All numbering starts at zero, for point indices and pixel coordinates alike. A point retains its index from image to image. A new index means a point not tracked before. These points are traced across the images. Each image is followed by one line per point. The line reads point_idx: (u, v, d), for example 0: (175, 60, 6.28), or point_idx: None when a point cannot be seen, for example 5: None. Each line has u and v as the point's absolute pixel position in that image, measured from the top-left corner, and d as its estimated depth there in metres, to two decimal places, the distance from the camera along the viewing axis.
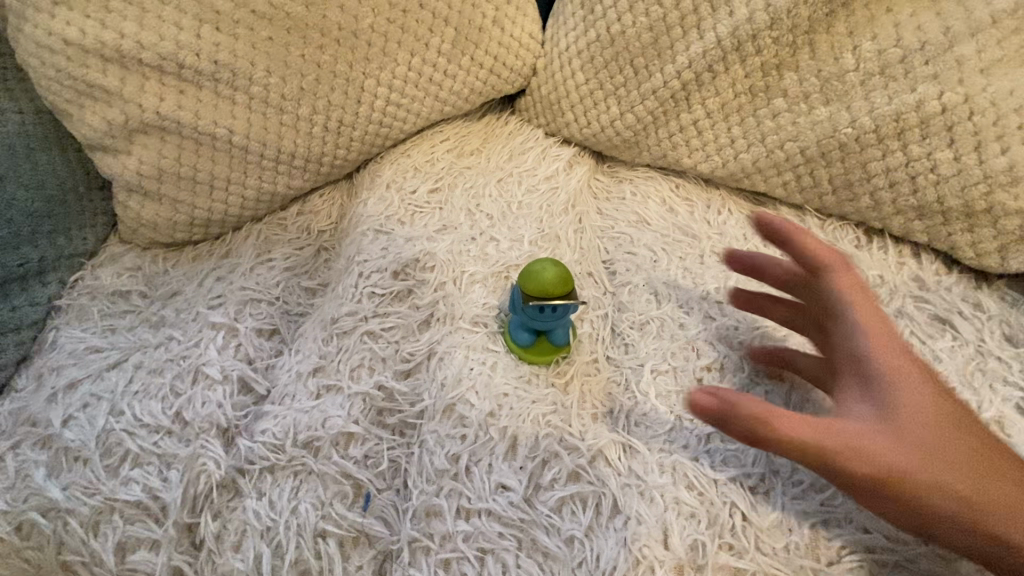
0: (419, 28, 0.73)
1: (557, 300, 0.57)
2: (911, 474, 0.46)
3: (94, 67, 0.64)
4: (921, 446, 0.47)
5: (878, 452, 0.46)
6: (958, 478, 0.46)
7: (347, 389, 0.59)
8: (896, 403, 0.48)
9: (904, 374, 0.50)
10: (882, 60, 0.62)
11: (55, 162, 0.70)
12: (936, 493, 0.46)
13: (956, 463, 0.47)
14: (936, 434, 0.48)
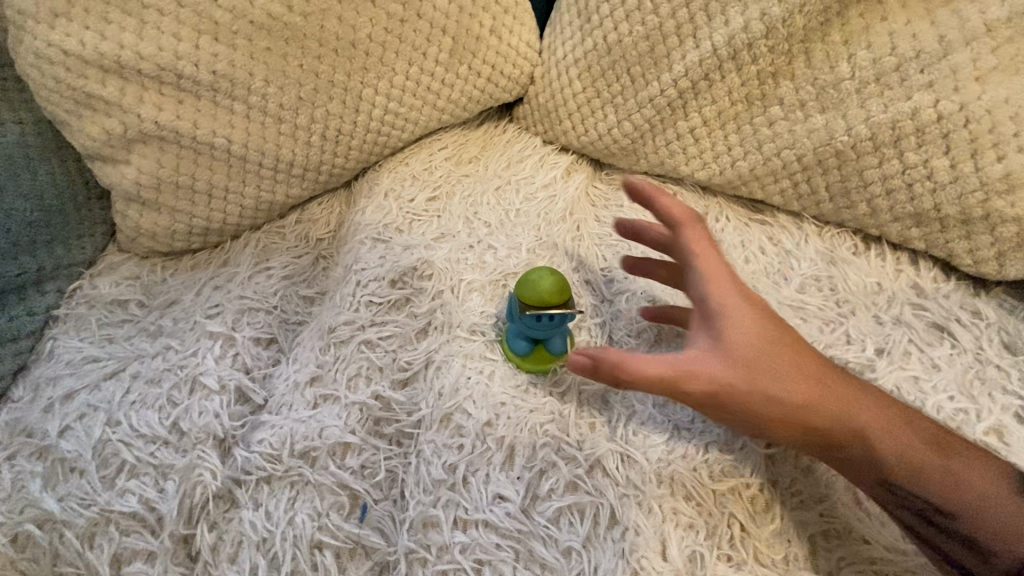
0: (416, 38, 0.74)
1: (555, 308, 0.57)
2: (742, 394, 0.49)
3: (92, 77, 0.64)
4: (753, 369, 0.49)
5: (709, 377, 0.49)
6: (790, 392, 0.50)
7: (344, 399, 0.59)
8: (728, 333, 0.50)
9: (737, 306, 0.51)
10: (878, 69, 0.62)
11: (54, 172, 0.70)
12: (767, 407, 0.49)
13: (788, 379, 0.50)
14: (767, 355, 0.50)
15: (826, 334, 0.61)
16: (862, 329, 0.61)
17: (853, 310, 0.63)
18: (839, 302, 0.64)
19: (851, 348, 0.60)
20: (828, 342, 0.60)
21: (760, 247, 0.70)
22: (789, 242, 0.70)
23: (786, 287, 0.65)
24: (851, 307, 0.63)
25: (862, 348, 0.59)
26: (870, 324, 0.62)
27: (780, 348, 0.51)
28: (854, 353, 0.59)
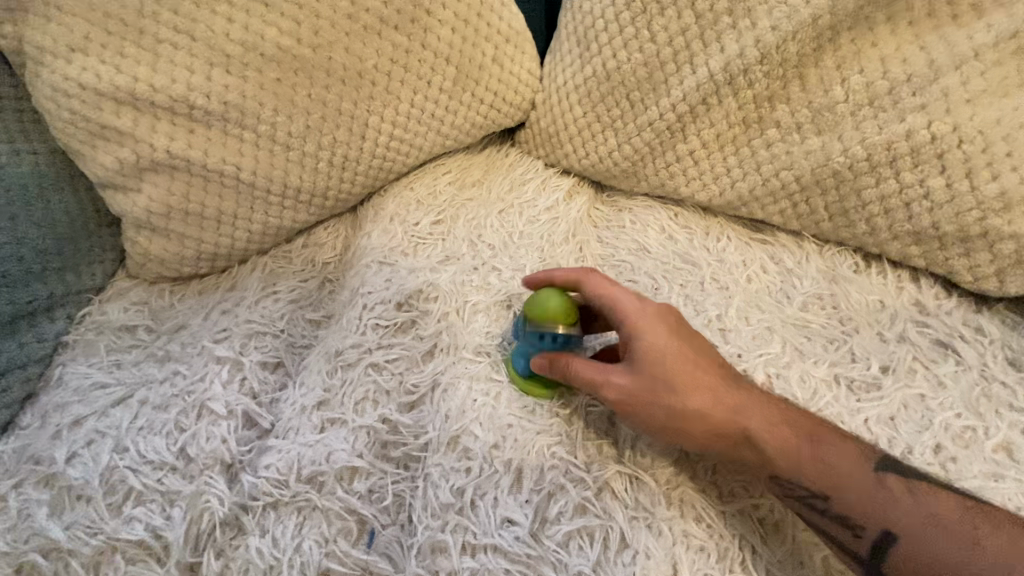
0: (421, 67, 0.76)
1: (560, 327, 0.58)
2: (646, 405, 0.53)
3: (107, 109, 0.67)
4: (656, 382, 0.53)
5: (620, 389, 0.53)
6: (691, 399, 0.52)
7: (351, 422, 0.59)
8: (640, 353, 0.54)
9: (648, 328, 0.55)
10: (871, 92, 0.64)
11: (67, 200, 0.71)
12: (669, 416, 0.52)
13: (688, 387, 0.53)
14: (672, 372, 0.53)
15: (830, 352, 0.61)
16: (866, 347, 0.61)
17: (856, 328, 0.63)
18: (842, 320, 0.64)
19: (856, 366, 0.60)
20: (833, 360, 0.61)
21: (762, 266, 0.71)
22: (790, 261, 0.71)
23: (790, 306, 0.66)
24: (855, 325, 0.64)
25: (866, 366, 0.60)
26: (874, 342, 0.62)
27: (684, 360, 0.54)
28: (858, 371, 0.59)
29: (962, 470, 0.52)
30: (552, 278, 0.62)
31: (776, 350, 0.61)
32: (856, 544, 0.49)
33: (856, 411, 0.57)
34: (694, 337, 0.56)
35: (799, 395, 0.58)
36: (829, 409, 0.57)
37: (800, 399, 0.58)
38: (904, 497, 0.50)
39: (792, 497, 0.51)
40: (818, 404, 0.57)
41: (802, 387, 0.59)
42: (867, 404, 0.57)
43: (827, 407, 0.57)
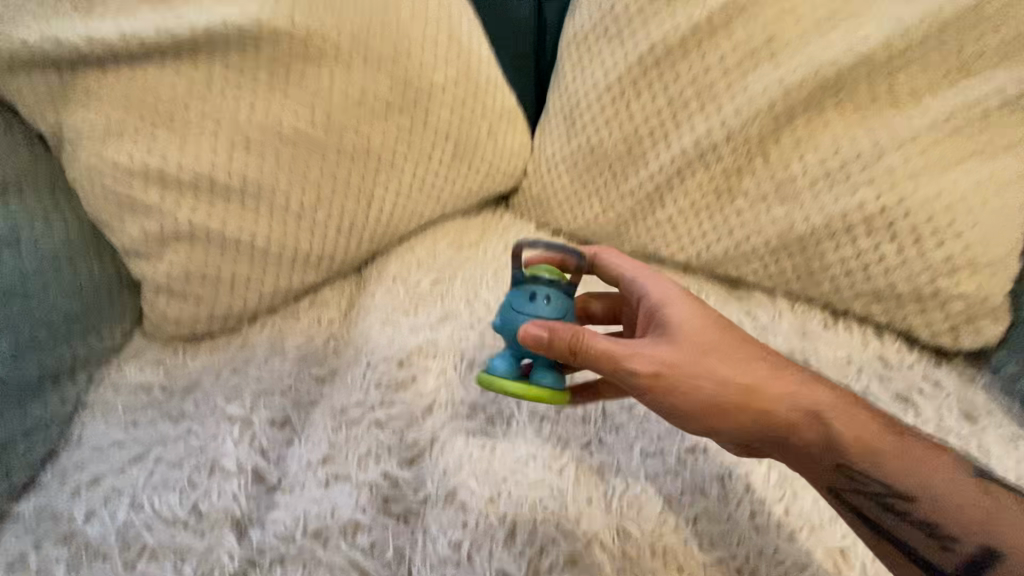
0: (423, 144, 0.84)
1: (552, 275, 0.61)
2: (691, 374, 0.55)
3: (138, 187, 0.75)
4: (702, 350, 0.56)
5: (656, 355, 0.55)
6: (736, 373, 0.56)
7: (355, 478, 0.63)
8: (674, 325, 0.57)
9: (678, 301, 0.59)
10: (825, 167, 0.71)
11: (93, 266, 0.77)
12: (719, 388, 0.55)
13: (731, 361, 0.56)
14: (711, 342, 0.57)
15: None
16: None
17: None
18: None
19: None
20: None
21: (739, 322, 0.76)
22: (764, 317, 0.76)
23: None
24: None
25: None
26: None
27: (717, 331, 0.58)
28: None
29: None
30: (567, 257, 0.65)
31: None
32: (946, 553, 0.51)
33: None
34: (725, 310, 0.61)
35: None
36: None
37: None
38: (1007, 513, 0.51)
39: (862, 498, 0.55)
40: None
41: None
42: None
43: None
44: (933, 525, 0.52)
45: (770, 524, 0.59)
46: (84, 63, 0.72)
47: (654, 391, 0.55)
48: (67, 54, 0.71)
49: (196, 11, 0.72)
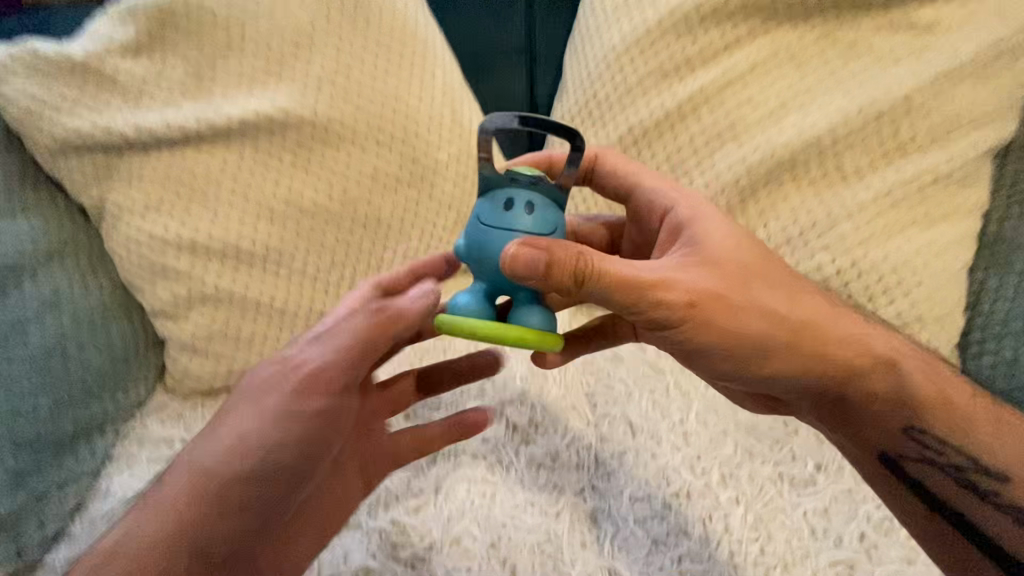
0: (429, 213, 0.90)
1: (532, 179, 0.58)
2: (731, 302, 0.59)
3: (170, 255, 0.83)
4: (742, 281, 0.60)
5: (690, 286, 0.58)
6: (775, 304, 0.61)
7: (365, 525, 0.69)
8: (720, 255, 0.61)
9: (723, 233, 0.63)
10: (787, 233, 0.80)
11: (124, 326, 0.84)
12: (759, 322, 0.60)
13: (773, 294, 0.61)
14: (754, 274, 0.61)
15: (774, 451, 0.73)
16: (804, 447, 0.74)
17: (797, 429, 0.75)
18: (786, 422, 0.76)
19: (795, 465, 0.72)
20: (777, 459, 0.73)
21: None
22: None
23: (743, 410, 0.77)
24: (795, 426, 0.75)
25: (803, 465, 0.72)
26: (810, 442, 0.74)
27: (757, 264, 0.62)
28: (797, 469, 0.72)
29: (881, 555, 0.67)
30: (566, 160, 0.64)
31: (727, 451, 0.73)
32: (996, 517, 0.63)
33: (796, 504, 0.70)
34: (752, 235, 0.65)
35: (748, 490, 0.71)
36: (774, 502, 0.70)
37: (746, 494, 0.71)
38: None
39: (922, 463, 0.65)
40: (764, 498, 0.70)
41: (750, 484, 0.71)
42: (806, 498, 0.70)
43: (772, 501, 0.70)
44: (993, 494, 0.63)
45: (747, 563, 0.67)
46: (130, 147, 0.82)
47: (689, 322, 0.58)
48: (118, 142, 0.81)
49: (233, 102, 0.83)
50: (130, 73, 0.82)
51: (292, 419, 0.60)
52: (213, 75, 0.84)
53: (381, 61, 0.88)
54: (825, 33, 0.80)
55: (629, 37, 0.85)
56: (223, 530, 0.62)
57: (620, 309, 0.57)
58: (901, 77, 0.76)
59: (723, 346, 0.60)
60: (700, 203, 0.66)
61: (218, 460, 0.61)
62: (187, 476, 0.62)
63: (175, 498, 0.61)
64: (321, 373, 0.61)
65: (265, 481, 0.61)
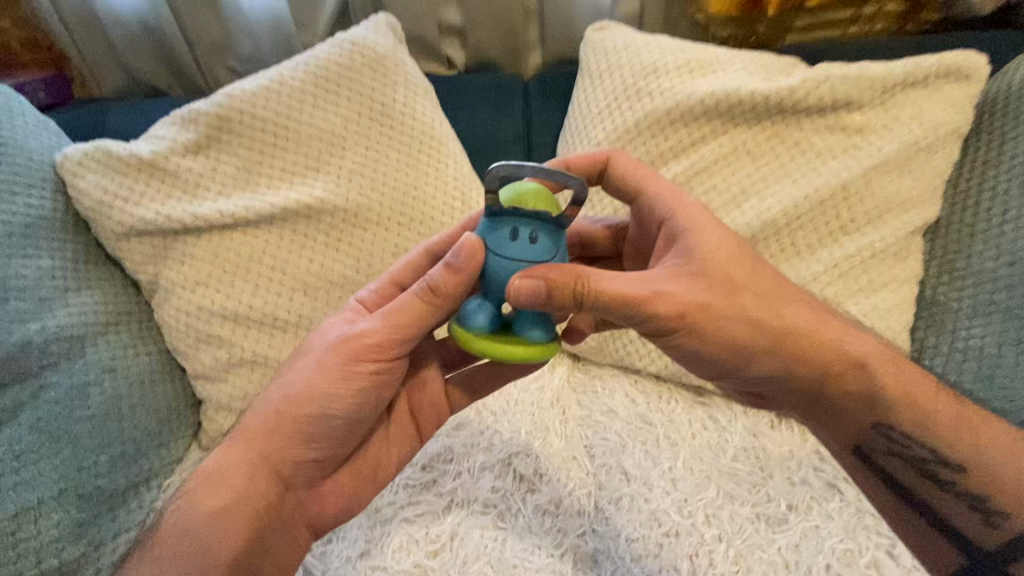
0: None
1: (533, 208, 0.60)
2: (716, 312, 0.62)
3: (214, 323, 0.94)
4: (732, 293, 0.62)
5: (680, 298, 0.61)
6: (762, 315, 0.64)
7: (391, 568, 0.77)
8: (710, 264, 0.63)
9: (714, 242, 0.65)
10: None
11: (168, 388, 0.94)
12: (746, 333, 0.63)
13: (760, 304, 0.64)
14: (743, 283, 0.63)
15: (753, 493, 0.83)
16: (779, 490, 0.83)
17: (772, 474, 0.85)
18: (761, 467, 0.86)
19: (770, 505, 0.81)
20: (754, 501, 0.82)
21: (703, 423, 0.92)
22: (723, 419, 0.92)
23: (723, 457, 0.87)
24: (770, 471, 0.85)
25: (778, 505, 0.81)
26: (785, 485, 0.83)
27: (746, 272, 0.64)
28: (772, 508, 0.81)
29: None
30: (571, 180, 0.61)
31: (711, 494, 0.83)
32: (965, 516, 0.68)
33: (771, 540, 0.78)
34: (744, 244, 0.67)
35: (729, 528, 0.79)
36: (752, 538, 0.78)
37: (728, 532, 0.79)
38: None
39: (895, 459, 0.69)
40: (744, 535, 0.79)
41: (731, 522, 0.80)
42: (780, 534, 0.79)
43: (750, 537, 0.79)
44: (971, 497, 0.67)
45: None
46: (185, 231, 0.94)
47: (679, 332, 0.62)
48: (175, 227, 0.93)
49: (277, 192, 0.97)
50: (189, 168, 0.96)
51: (353, 374, 0.69)
52: (260, 169, 0.98)
53: (400, 153, 1.03)
54: (775, 131, 0.95)
55: (612, 136, 1.01)
56: (295, 457, 0.70)
57: (614, 318, 0.61)
58: (838, 169, 0.91)
59: (711, 353, 0.63)
60: (697, 212, 0.68)
61: (288, 400, 0.70)
62: (265, 411, 0.70)
63: (255, 429, 0.71)
64: (375, 341, 0.68)
65: (328, 421, 0.70)
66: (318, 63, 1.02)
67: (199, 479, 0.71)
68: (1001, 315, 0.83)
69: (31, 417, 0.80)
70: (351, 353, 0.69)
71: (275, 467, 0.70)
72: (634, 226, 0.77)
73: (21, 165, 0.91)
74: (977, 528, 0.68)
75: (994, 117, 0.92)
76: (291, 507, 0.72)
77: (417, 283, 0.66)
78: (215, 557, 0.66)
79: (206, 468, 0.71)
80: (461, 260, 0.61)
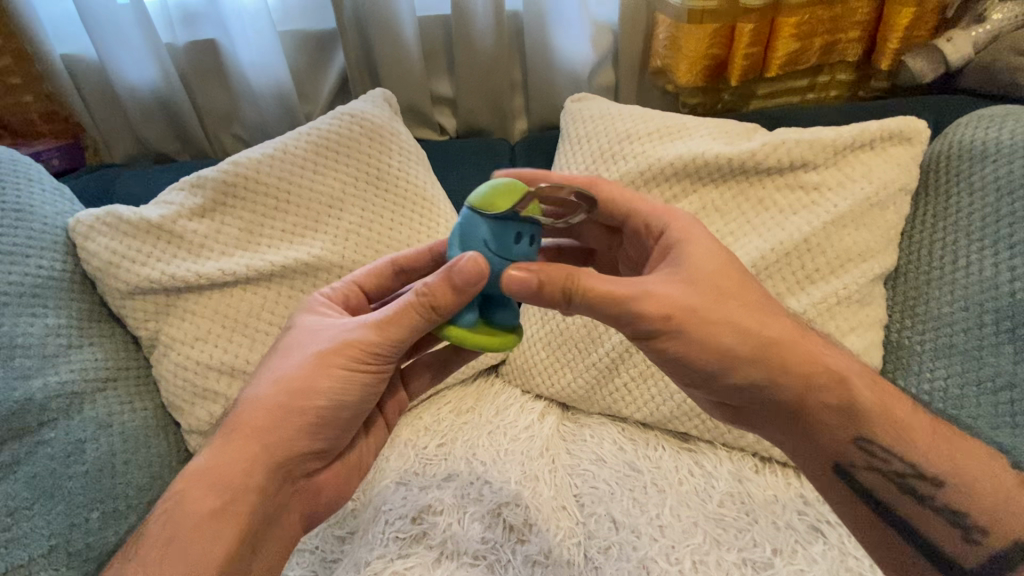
0: None
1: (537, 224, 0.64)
2: (707, 314, 0.66)
3: (212, 378, 0.97)
4: (720, 298, 0.67)
5: (671, 301, 0.65)
6: (750, 321, 0.68)
7: None
8: (701, 271, 0.68)
9: (705, 251, 0.71)
10: None
11: (162, 443, 0.96)
12: (735, 338, 0.67)
13: (747, 310, 0.68)
14: (730, 288, 0.69)
15: (739, 539, 0.85)
16: (764, 534, 0.85)
17: (756, 518, 0.87)
18: (748, 512, 0.88)
19: (756, 550, 0.84)
20: (741, 546, 0.84)
21: (690, 470, 0.94)
22: (709, 464, 0.95)
23: (710, 502, 0.89)
24: (755, 515, 0.88)
25: (763, 549, 0.84)
26: (770, 529, 0.86)
27: (734, 279, 0.69)
28: (757, 553, 0.83)
29: None
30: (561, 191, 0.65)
31: (698, 540, 0.85)
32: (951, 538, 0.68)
33: None
34: (734, 258, 0.72)
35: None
36: None
37: None
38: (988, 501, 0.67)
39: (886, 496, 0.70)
40: None
41: (717, 569, 0.82)
42: None
43: None
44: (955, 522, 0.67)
45: None
46: (188, 289, 0.98)
47: (667, 333, 0.66)
48: (179, 285, 0.97)
49: (280, 251, 1.03)
50: (195, 230, 1.01)
51: (354, 372, 0.70)
52: (264, 230, 1.05)
53: (396, 203, 1.11)
54: (739, 191, 1.04)
55: None
56: (299, 450, 0.72)
57: (601, 317, 0.65)
58: (800, 224, 0.99)
59: (698, 356, 0.67)
60: (692, 227, 0.74)
61: (292, 398, 0.70)
62: (262, 408, 0.71)
63: (252, 425, 0.71)
64: (376, 343, 0.69)
65: (333, 414, 0.72)
66: (319, 133, 1.11)
67: (192, 478, 0.70)
68: (959, 358, 0.89)
69: (28, 473, 0.83)
70: (351, 353, 0.70)
71: (277, 461, 0.71)
72: (626, 237, 0.80)
73: (35, 230, 0.96)
74: (954, 539, 0.67)
75: (940, 174, 1.00)
76: (290, 495, 0.75)
77: (412, 292, 0.65)
78: (203, 565, 0.66)
79: (198, 468, 0.71)
80: (465, 282, 0.60)
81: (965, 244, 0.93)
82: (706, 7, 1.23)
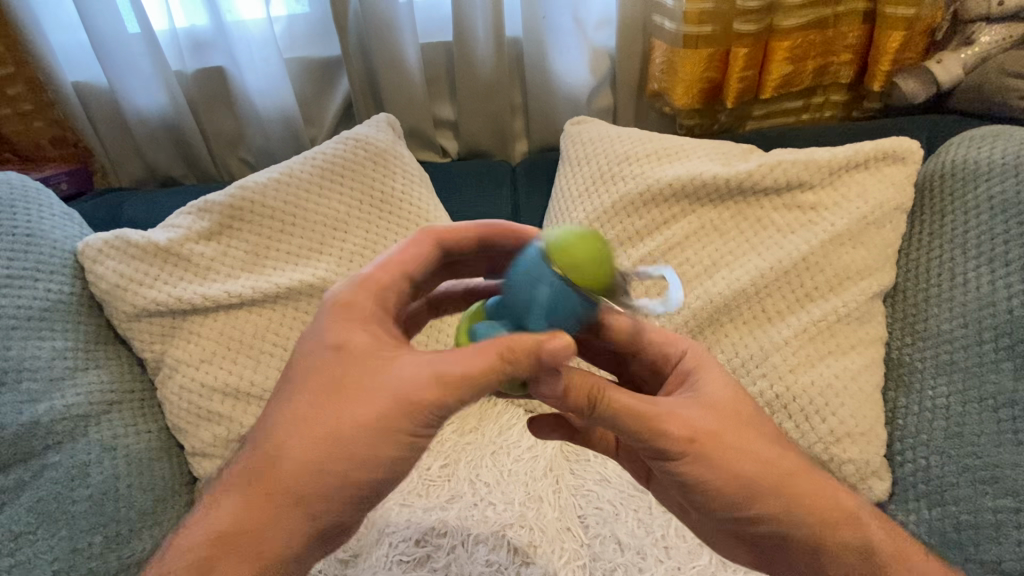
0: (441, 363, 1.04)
1: (619, 263, 0.58)
2: (724, 440, 0.65)
3: (216, 400, 0.97)
4: (738, 426, 0.67)
5: (690, 423, 0.65)
6: (761, 447, 0.68)
7: None
8: (716, 399, 0.68)
9: (716, 382, 0.71)
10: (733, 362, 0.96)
11: (164, 465, 0.96)
12: (753, 466, 0.66)
13: (757, 433, 0.68)
14: (743, 417, 0.68)
15: None
16: None
17: None
18: None
19: None
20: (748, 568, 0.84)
21: None
22: None
23: None
24: None
25: None
26: None
27: (742, 405, 0.70)
28: None
29: None
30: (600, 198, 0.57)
31: (704, 561, 0.85)
32: None
33: None
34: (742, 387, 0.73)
35: None
36: None
37: None
38: None
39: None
40: None
41: None
42: None
43: None
44: None
45: None
46: (193, 311, 0.99)
47: (685, 457, 0.64)
48: (185, 308, 0.98)
49: (281, 274, 1.04)
50: (201, 253, 1.03)
51: (410, 436, 0.60)
52: (268, 253, 1.06)
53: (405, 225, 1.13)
54: (738, 211, 1.05)
55: (591, 216, 1.11)
56: (334, 523, 0.63)
57: (623, 430, 0.64)
58: (798, 243, 1.00)
59: (715, 482, 0.65)
60: (707, 360, 0.74)
61: (328, 463, 0.59)
62: (296, 472, 0.59)
63: (285, 491, 0.60)
64: (440, 400, 0.59)
65: (378, 487, 0.62)
66: (324, 157, 1.13)
67: (200, 564, 0.60)
68: (959, 375, 0.89)
69: (31, 498, 0.83)
70: (411, 414, 0.59)
71: (314, 532, 0.62)
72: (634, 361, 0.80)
73: (44, 255, 0.97)
74: None
75: (934, 193, 1.02)
76: None
77: (501, 346, 0.59)
78: None
79: (222, 532, 0.61)
80: (559, 358, 0.58)
81: (961, 261, 0.94)
82: (702, 32, 1.26)
